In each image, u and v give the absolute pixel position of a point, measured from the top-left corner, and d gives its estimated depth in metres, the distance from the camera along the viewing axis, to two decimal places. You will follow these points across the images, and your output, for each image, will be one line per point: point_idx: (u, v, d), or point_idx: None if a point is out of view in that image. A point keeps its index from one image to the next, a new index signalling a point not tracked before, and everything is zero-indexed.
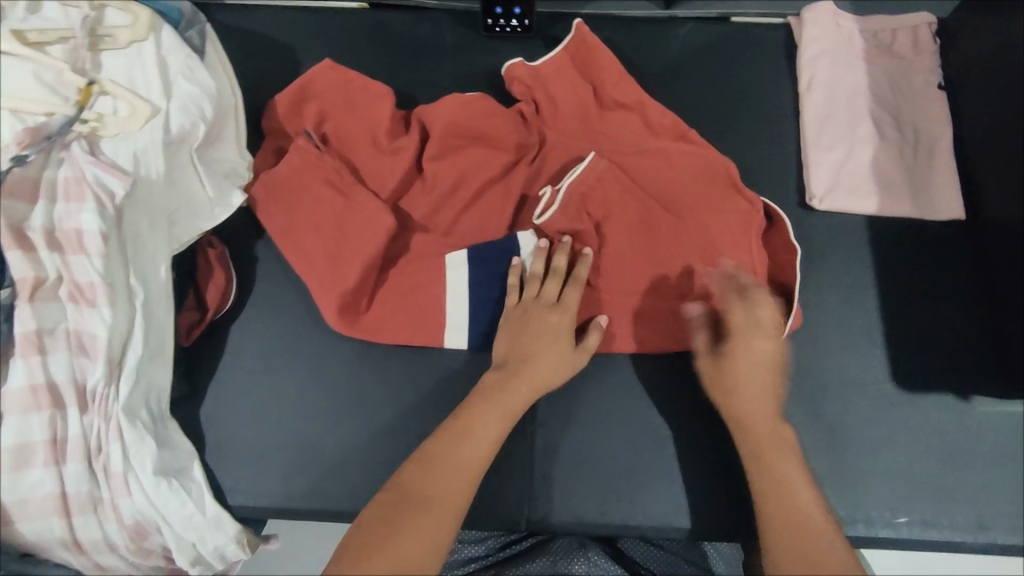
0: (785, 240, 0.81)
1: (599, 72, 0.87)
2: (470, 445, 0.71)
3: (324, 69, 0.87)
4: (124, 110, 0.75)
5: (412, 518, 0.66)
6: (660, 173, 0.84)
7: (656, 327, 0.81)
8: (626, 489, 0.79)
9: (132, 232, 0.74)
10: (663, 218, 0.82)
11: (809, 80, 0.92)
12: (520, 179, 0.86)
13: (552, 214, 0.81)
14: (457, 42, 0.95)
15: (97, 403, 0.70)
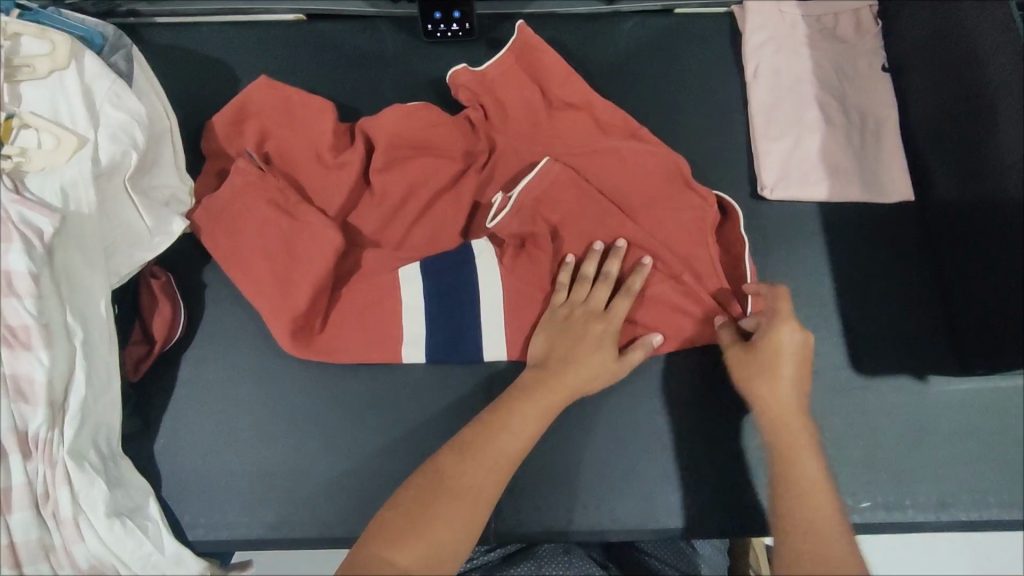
0: (737, 235, 0.81)
1: (546, 71, 0.86)
2: (521, 439, 0.69)
3: (262, 85, 0.85)
4: (48, 142, 0.73)
5: (445, 512, 0.63)
6: (613, 173, 0.83)
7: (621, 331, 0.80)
8: (594, 493, 0.79)
9: (66, 269, 0.71)
10: (617, 220, 0.81)
11: (755, 70, 0.92)
12: (470, 187, 0.84)
13: (504, 218, 0.80)
14: (399, 50, 0.93)
15: (41, 448, 0.68)
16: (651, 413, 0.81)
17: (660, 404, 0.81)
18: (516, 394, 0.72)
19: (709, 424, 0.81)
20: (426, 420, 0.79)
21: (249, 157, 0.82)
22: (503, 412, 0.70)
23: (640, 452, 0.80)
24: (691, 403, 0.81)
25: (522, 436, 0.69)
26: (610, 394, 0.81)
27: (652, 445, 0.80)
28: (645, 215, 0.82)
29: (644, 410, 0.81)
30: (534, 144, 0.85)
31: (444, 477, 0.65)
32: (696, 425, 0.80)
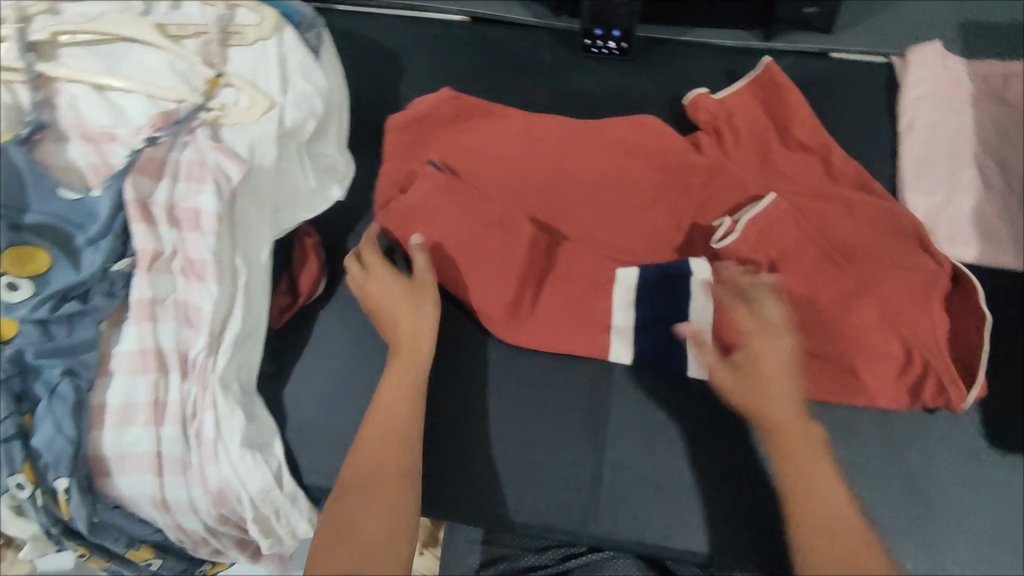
0: (971, 303, 0.80)
1: (790, 112, 0.90)
2: (398, 431, 0.74)
3: (448, 99, 0.90)
4: (244, 101, 0.80)
5: (368, 509, 0.70)
6: (840, 220, 0.85)
7: (824, 373, 0.81)
8: (694, 513, 0.79)
9: (242, 216, 0.78)
10: (840, 264, 0.82)
11: (909, 122, 0.90)
12: (691, 208, 0.89)
13: (732, 240, 0.82)
14: (554, 60, 0.99)
15: (196, 372, 0.75)
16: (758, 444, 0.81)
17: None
18: (388, 398, 0.76)
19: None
20: (536, 411, 0.84)
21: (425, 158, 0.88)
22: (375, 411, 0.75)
23: (745, 482, 0.80)
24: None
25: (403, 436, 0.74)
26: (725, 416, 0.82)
27: (756, 476, 0.80)
28: (867, 268, 0.82)
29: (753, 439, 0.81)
30: (746, 178, 0.89)
31: (359, 480, 0.71)
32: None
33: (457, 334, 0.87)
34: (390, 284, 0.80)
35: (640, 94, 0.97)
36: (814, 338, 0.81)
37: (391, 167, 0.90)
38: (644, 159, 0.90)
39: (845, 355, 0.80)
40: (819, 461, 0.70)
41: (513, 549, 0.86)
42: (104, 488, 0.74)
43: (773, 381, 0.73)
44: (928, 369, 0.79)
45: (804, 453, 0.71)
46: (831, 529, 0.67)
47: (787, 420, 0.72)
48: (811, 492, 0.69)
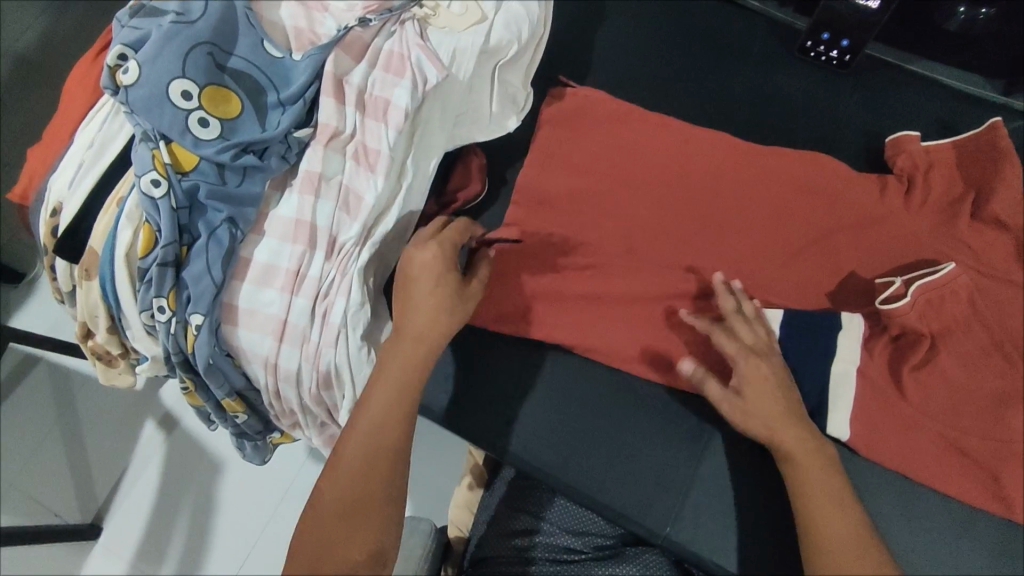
0: None
1: (997, 179, 0.77)
2: (397, 384, 0.67)
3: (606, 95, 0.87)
4: (457, 7, 0.80)
5: (366, 466, 0.66)
6: (1017, 314, 0.75)
7: (960, 471, 0.72)
8: (782, 557, 0.71)
9: (425, 120, 0.78)
10: (997, 362, 0.74)
11: None
12: (858, 255, 0.79)
13: (902, 306, 0.72)
14: (764, 54, 0.92)
15: (339, 256, 0.76)
16: (879, 516, 0.72)
17: (895, 512, 0.72)
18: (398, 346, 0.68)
19: (939, 555, 0.71)
20: (644, 398, 0.78)
21: (605, 118, 0.86)
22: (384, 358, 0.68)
23: None
24: (935, 529, 0.72)
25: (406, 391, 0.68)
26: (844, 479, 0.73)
27: None
28: None
29: (880, 510, 0.72)
30: (923, 236, 0.78)
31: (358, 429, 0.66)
32: (929, 551, 0.71)
33: (573, 306, 0.80)
34: (443, 295, 0.69)
35: (847, 114, 0.89)
36: (957, 430, 0.73)
37: (552, 122, 0.86)
38: (821, 187, 0.81)
39: (993, 460, 0.72)
40: (830, 502, 0.66)
41: (552, 527, 0.82)
42: (224, 336, 0.76)
43: (784, 405, 0.69)
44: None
45: (816, 489, 0.66)
46: (840, 550, 0.63)
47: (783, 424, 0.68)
48: (839, 537, 0.64)
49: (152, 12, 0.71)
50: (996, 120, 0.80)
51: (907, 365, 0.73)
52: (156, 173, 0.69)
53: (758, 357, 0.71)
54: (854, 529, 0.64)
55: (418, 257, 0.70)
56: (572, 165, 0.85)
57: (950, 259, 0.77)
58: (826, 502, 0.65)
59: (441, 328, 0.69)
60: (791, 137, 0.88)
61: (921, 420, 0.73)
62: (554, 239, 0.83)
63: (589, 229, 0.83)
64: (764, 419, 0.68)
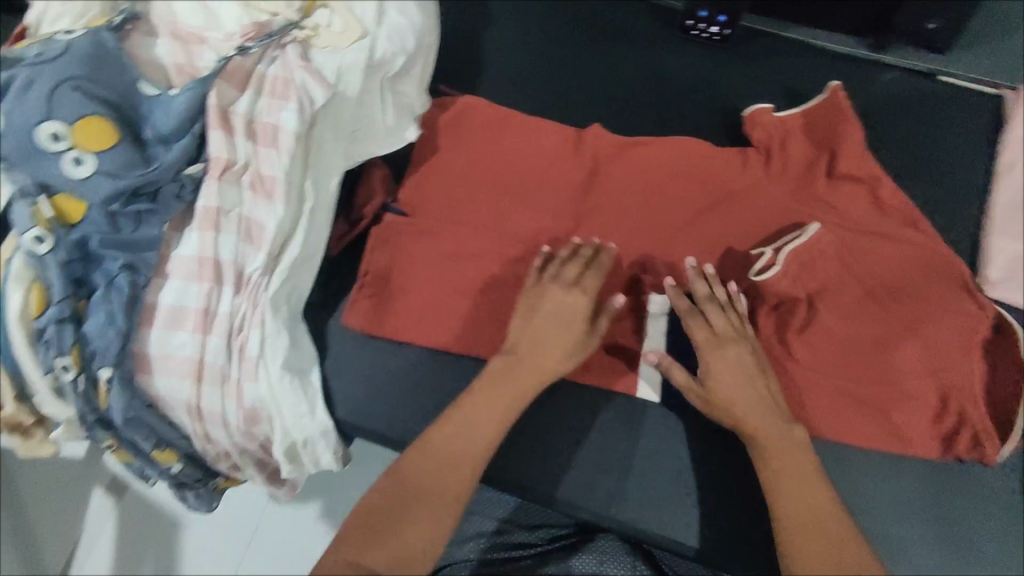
0: (1015, 356, 0.77)
1: (841, 139, 0.84)
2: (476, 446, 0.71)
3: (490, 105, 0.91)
4: (338, 25, 0.79)
5: (422, 479, 0.68)
6: (884, 260, 0.81)
7: (865, 413, 0.76)
8: (720, 518, 0.75)
9: (319, 141, 0.77)
10: (875, 308, 0.79)
11: (1013, 160, 0.86)
12: (747, 221, 0.85)
13: (772, 274, 0.78)
14: (647, 37, 0.96)
15: (249, 288, 0.75)
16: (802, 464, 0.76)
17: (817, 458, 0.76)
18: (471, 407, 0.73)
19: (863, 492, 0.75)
20: (573, 384, 0.81)
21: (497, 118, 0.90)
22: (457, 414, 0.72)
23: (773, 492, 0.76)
24: (856, 468, 0.76)
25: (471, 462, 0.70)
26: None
27: None
28: (908, 312, 0.79)
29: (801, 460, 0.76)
30: (788, 201, 0.85)
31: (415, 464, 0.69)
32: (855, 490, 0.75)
33: (491, 305, 0.83)
34: (562, 318, 0.76)
35: (731, 85, 0.93)
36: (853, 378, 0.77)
37: (440, 132, 0.90)
38: (692, 171, 0.87)
39: (886, 401, 0.77)
40: (803, 482, 0.67)
41: (509, 525, 0.80)
42: (141, 387, 0.74)
43: (759, 404, 0.71)
44: (963, 418, 0.76)
45: (790, 474, 0.67)
46: (812, 524, 0.64)
47: (745, 405, 0.70)
48: (808, 521, 0.64)
49: (14, 62, 0.68)
50: (835, 84, 0.87)
51: (790, 330, 0.78)
52: (38, 229, 0.65)
53: (732, 346, 0.73)
54: (825, 517, 0.64)
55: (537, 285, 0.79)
56: (471, 173, 0.88)
57: (820, 218, 0.84)
58: (803, 492, 0.66)
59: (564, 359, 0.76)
60: (683, 114, 0.93)
61: (813, 377, 0.77)
62: (468, 242, 0.85)
63: (501, 230, 0.86)
64: (730, 410, 0.71)
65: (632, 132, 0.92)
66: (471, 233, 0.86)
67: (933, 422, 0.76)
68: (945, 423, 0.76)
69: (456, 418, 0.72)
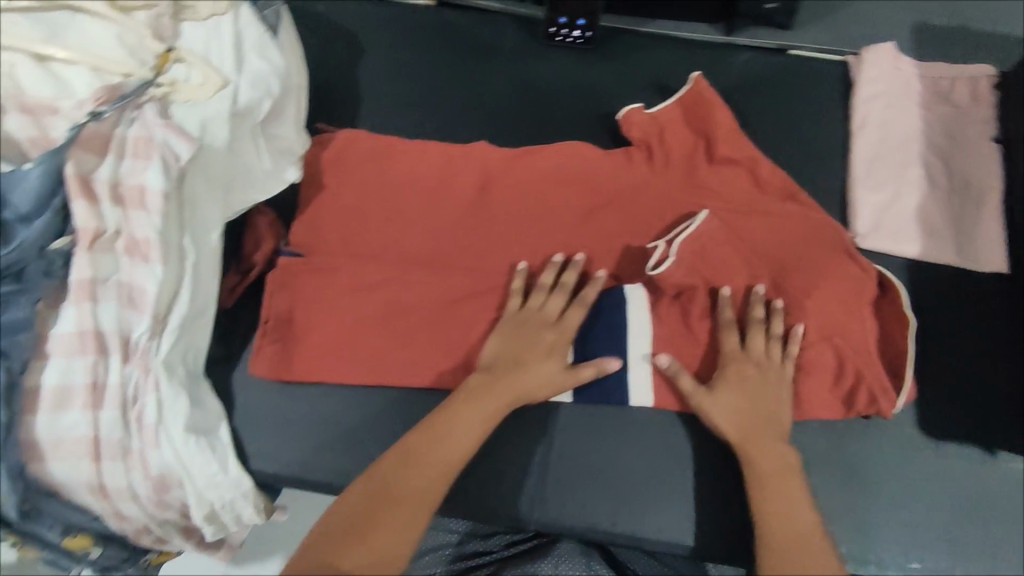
0: (896, 310, 0.81)
1: (713, 125, 0.89)
2: (450, 455, 0.72)
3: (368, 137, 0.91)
4: (196, 77, 0.79)
5: (391, 484, 0.69)
6: (771, 237, 0.85)
7: None
8: (640, 501, 0.78)
9: (191, 195, 0.76)
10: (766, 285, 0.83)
11: (863, 119, 0.93)
12: (633, 213, 0.88)
13: (667, 267, 0.81)
14: (516, 49, 0.99)
15: (138, 354, 0.73)
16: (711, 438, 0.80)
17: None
18: (450, 415, 0.74)
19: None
20: None
21: (379, 148, 0.91)
22: (442, 419, 0.74)
23: (686, 472, 0.79)
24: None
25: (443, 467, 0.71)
26: (666, 421, 0.80)
27: (702, 472, 0.79)
28: (798, 283, 0.82)
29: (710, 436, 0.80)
30: (669, 189, 0.89)
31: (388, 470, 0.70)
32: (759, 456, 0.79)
33: (395, 331, 0.83)
34: (531, 347, 0.79)
35: (600, 86, 0.97)
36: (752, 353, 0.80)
37: (326, 170, 0.90)
38: (578, 173, 0.90)
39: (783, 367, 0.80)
40: (776, 487, 0.72)
41: (466, 538, 0.84)
42: (37, 474, 0.71)
43: (758, 402, 0.76)
44: (860, 379, 0.79)
45: (760, 450, 0.74)
46: (787, 530, 0.69)
47: (756, 421, 0.75)
48: (772, 488, 0.72)
49: None
50: (698, 75, 0.91)
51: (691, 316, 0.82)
52: None
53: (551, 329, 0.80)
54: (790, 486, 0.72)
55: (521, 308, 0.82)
56: (362, 206, 0.89)
57: (698, 200, 0.88)
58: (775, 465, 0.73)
59: (541, 388, 0.78)
60: (562, 118, 0.96)
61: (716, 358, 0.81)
62: (365, 274, 0.85)
63: (397, 256, 0.87)
64: (730, 421, 0.75)
65: (515, 142, 0.95)
66: (364, 262, 0.85)
67: (833, 386, 0.80)
68: (843, 383, 0.79)
69: (431, 424, 0.74)
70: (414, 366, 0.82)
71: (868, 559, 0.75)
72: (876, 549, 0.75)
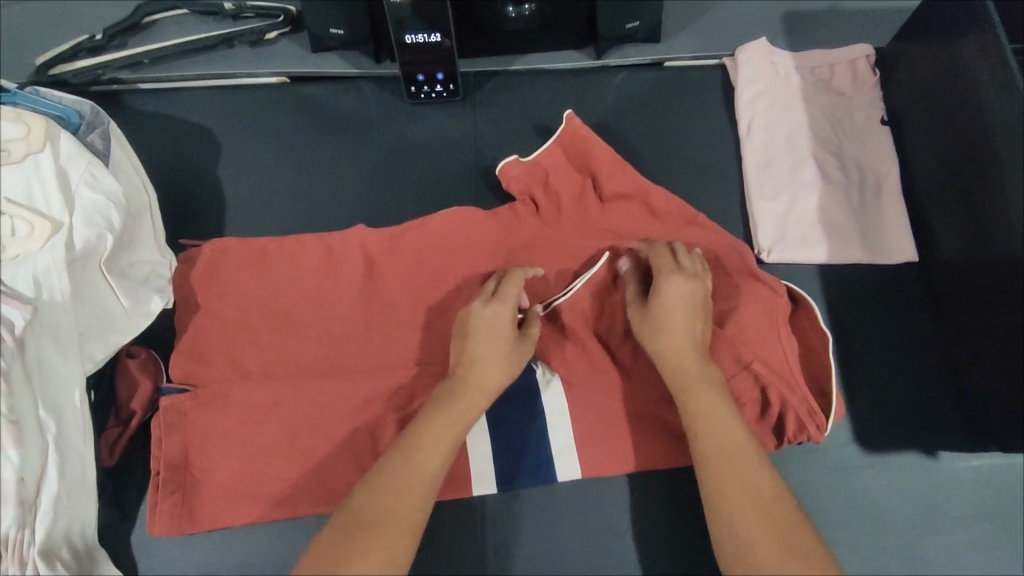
0: (813, 325, 0.77)
1: (596, 164, 0.84)
2: (405, 511, 0.62)
3: (235, 244, 0.84)
4: (22, 228, 0.69)
5: None
6: None
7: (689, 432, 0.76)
8: None
9: (38, 360, 0.69)
10: None
11: (748, 124, 0.89)
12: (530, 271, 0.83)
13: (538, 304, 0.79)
14: (382, 115, 0.94)
15: (10, 550, 0.65)
16: (644, 498, 0.77)
17: (656, 488, 0.78)
18: (398, 464, 0.64)
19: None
20: None
21: (250, 253, 0.84)
22: (351, 510, 0.62)
23: (626, 541, 0.76)
24: (692, 484, 0.78)
25: (404, 528, 0.61)
26: (597, 491, 0.77)
27: (641, 536, 0.76)
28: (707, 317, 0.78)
29: (643, 495, 0.77)
30: (564, 238, 0.84)
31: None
32: (697, 505, 0.77)
33: (296, 455, 0.76)
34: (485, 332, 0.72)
35: (475, 137, 0.92)
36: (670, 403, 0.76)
37: (198, 290, 0.82)
38: (467, 238, 0.83)
39: None
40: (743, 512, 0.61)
41: None
42: None
43: (676, 324, 0.71)
44: (785, 406, 0.74)
45: (699, 412, 0.67)
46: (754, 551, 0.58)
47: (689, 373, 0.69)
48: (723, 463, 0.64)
49: None
50: (570, 112, 0.86)
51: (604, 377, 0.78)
52: None
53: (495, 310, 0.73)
54: (738, 453, 0.64)
55: (487, 310, 0.73)
56: (241, 319, 0.81)
57: (596, 245, 0.83)
58: (725, 435, 0.65)
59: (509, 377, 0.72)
60: (442, 181, 0.91)
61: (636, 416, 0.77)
62: (255, 397, 0.77)
63: (286, 369, 0.79)
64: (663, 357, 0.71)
65: (397, 216, 0.90)
66: (249, 387, 0.78)
67: (759, 419, 0.75)
68: (771, 415, 0.74)
69: (378, 477, 0.64)
70: (323, 488, 0.75)
71: None
72: None
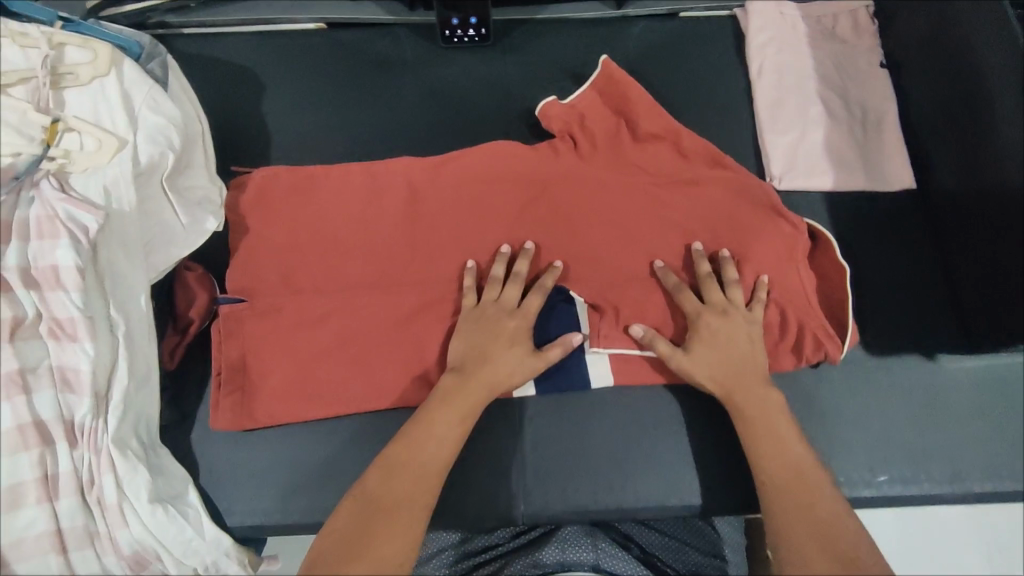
0: (831, 257, 0.83)
1: (632, 105, 0.89)
2: (418, 496, 0.69)
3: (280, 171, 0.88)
4: (91, 144, 0.74)
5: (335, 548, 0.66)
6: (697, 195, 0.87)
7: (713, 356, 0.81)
8: (616, 474, 0.80)
9: (108, 264, 0.74)
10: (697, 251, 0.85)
11: (759, 67, 0.96)
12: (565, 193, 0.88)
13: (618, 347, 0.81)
14: (417, 58, 1.00)
15: (86, 436, 0.71)
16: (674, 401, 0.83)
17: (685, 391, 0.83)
18: (405, 452, 0.71)
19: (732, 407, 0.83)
20: None
21: (298, 178, 0.88)
22: (378, 478, 0.70)
23: (654, 436, 0.82)
24: None
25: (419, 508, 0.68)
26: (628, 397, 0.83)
27: (672, 435, 0.82)
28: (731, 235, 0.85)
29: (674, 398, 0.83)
30: (595, 165, 0.88)
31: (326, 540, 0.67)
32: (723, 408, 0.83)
33: (349, 360, 0.81)
34: (498, 339, 0.77)
35: (505, 79, 0.99)
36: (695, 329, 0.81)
37: (249, 215, 0.86)
38: (502, 164, 0.88)
39: None
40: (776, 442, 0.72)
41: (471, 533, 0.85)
42: None
43: (730, 350, 0.77)
44: (803, 329, 0.80)
45: (760, 429, 0.73)
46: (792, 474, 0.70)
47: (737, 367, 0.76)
48: (786, 476, 0.70)
49: None
50: (606, 57, 0.92)
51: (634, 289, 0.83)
52: None
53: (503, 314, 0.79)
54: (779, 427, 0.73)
55: (503, 316, 0.79)
56: (287, 238, 0.85)
57: (627, 174, 0.88)
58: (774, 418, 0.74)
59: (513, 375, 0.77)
60: (475, 119, 0.97)
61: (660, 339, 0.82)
62: (308, 308, 0.82)
63: (336, 285, 0.84)
64: (709, 375, 0.76)
65: (434, 150, 0.95)
66: (302, 298, 0.83)
67: (778, 341, 0.80)
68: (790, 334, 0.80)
69: (393, 462, 0.71)
70: (374, 390, 0.81)
71: (840, 482, 0.78)
72: (845, 469, 0.79)
